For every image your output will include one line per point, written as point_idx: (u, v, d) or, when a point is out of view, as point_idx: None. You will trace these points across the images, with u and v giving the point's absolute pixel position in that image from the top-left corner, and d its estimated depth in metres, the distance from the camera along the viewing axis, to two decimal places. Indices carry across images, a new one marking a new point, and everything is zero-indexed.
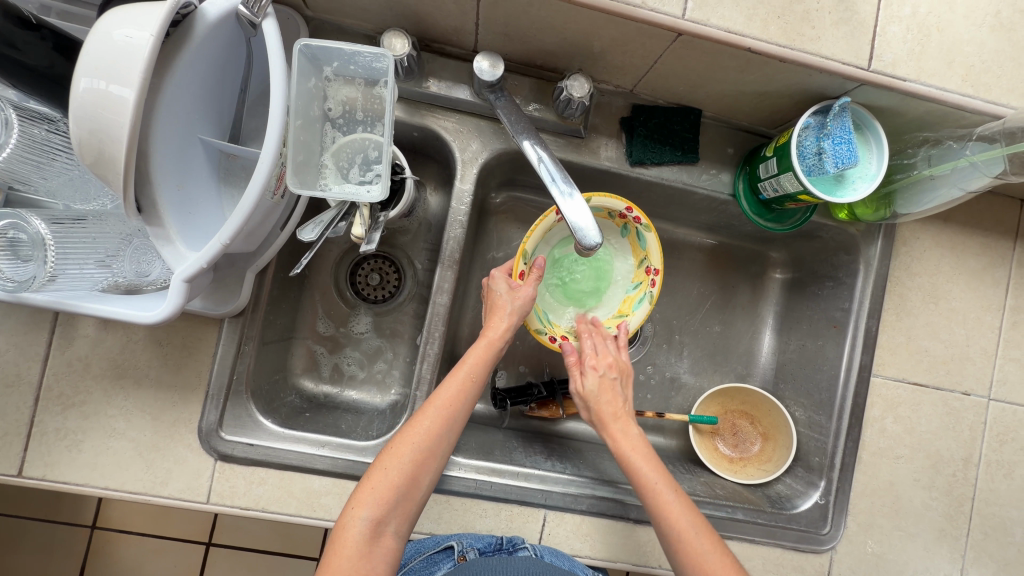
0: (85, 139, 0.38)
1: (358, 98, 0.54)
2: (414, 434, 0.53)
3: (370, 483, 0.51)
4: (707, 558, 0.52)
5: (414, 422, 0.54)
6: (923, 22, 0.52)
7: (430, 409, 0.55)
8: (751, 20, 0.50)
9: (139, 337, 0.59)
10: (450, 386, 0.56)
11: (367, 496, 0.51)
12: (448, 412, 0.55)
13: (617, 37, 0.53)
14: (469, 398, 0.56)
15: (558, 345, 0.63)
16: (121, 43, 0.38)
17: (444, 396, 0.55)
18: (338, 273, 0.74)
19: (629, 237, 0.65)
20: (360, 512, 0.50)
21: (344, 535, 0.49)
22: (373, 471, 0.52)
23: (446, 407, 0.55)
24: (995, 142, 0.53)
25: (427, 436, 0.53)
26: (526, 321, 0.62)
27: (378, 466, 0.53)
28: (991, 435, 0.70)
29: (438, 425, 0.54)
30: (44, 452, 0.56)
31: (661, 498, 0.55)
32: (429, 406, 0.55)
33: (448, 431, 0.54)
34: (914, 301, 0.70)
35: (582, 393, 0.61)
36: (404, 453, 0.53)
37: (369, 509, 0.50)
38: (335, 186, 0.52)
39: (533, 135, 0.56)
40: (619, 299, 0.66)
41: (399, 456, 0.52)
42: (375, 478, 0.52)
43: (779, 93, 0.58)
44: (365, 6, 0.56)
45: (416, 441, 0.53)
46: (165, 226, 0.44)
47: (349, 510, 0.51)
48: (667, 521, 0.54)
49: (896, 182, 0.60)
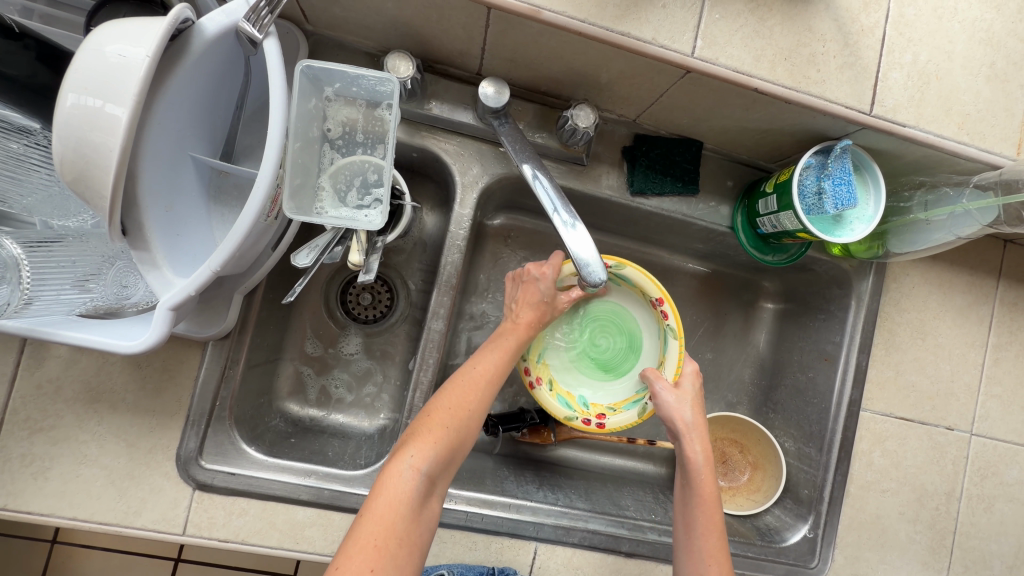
0: (68, 158, 0.36)
1: (359, 119, 0.52)
2: (473, 399, 0.53)
3: (429, 437, 0.49)
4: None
5: (472, 386, 0.54)
6: (923, 69, 0.52)
7: (484, 379, 0.55)
8: (759, 61, 0.50)
9: (117, 359, 0.56)
10: (498, 360, 0.57)
11: (427, 450, 0.48)
12: (495, 386, 0.55)
13: (625, 70, 0.53)
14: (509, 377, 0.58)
15: (595, 426, 0.62)
16: (115, 60, 0.35)
17: (494, 369, 0.56)
18: (328, 291, 0.72)
19: (621, 282, 0.65)
20: (419, 465, 0.48)
21: (400, 488, 0.46)
22: (431, 426, 0.50)
23: (495, 380, 0.55)
24: (989, 192, 0.54)
25: (483, 404, 0.54)
26: (553, 413, 0.62)
27: (438, 421, 0.50)
28: (973, 469, 0.71)
29: (488, 395, 0.54)
30: (7, 480, 0.52)
31: (709, 543, 0.54)
32: (482, 377, 0.55)
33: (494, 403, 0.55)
34: (902, 336, 0.71)
35: (684, 400, 0.59)
36: (463, 416, 0.52)
37: (427, 464, 0.48)
38: (331, 211, 0.50)
39: (536, 161, 0.55)
40: (655, 349, 0.66)
41: (458, 418, 0.51)
42: (436, 434, 0.49)
43: (781, 131, 0.58)
44: (369, 25, 0.55)
45: (473, 407, 0.53)
46: (152, 250, 0.42)
47: (404, 462, 0.47)
48: (708, 566, 0.53)
49: (890, 223, 0.62)
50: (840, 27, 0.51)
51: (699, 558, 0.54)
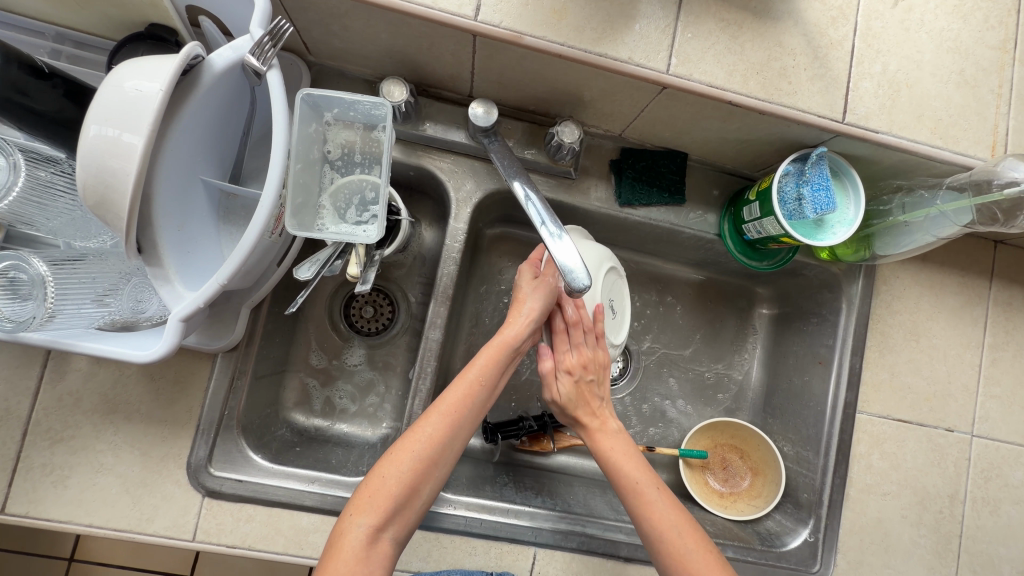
0: (89, 183, 0.40)
1: (356, 141, 0.56)
2: (417, 440, 0.51)
3: (367, 491, 0.50)
4: (691, 558, 0.52)
5: (419, 427, 0.52)
6: (893, 78, 0.55)
7: (436, 412, 0.53)
8: (732, 75, 0.53)
9: (133, 371, 0.59)
10: (458, 389, 0.54)
11: (365, 504, 0.49)
12: (452, 418, 0.53)
13: (606, 88, 0.56)
14: (475, 402, 0.55)
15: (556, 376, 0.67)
16: (133, 95, 0.39)
17: (450, 400, 0.53)
18: (332, 305, 0.75)
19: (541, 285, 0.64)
20: (358, 519, 0.48)
21: (343, 542, 0.47)
22: (369, 479, 0.50)
23: (451, 412, 0.53)
24: (964, 192, 0.56)
25: (430, 442, 0.51)
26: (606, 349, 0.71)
27: (379, 472, 0.50)
28: (976, 471, 0.71)
29: (440, 431, 0.52)
30: (29, 488, 0.55)
31: (634, 498, 0.56)
32: (433, 411, 0.53)
33: (453, 435, 0.53)
34: (895, 338, 0.72)
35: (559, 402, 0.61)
36: (404, 460, 0.51)
37: (367, 516, 0.48)
38: (331, 226, 0.53)
39: (525, 177, 0.57)
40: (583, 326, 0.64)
41: (398, 463, 0.50)
42: (373, 486, 0.50)
43: (760, 141, 0.60)
44: (367, 55, 0.59)
45: (418, 448, 0.51)
46: (165, 267, 0.45)
47: (347, 517, 0.49)
48: (648, 518, 0.54)
49: (874, 226, 0.63)
50: (809, 42, 0.53)
51: (636, 515, 0.55)
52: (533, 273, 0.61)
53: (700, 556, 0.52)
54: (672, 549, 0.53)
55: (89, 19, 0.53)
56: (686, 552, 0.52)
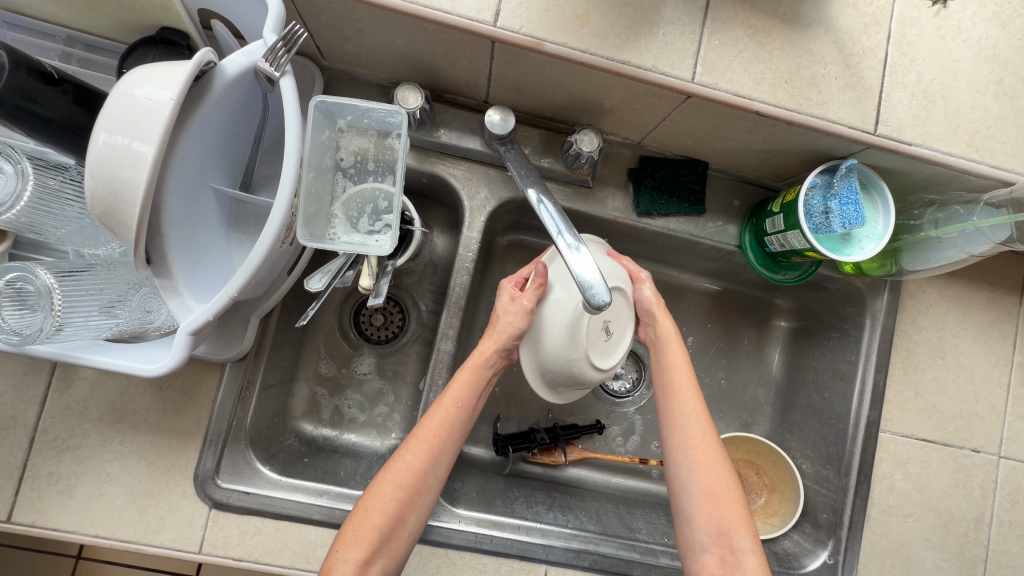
0: (98, 193, 0.38)
1: (370, 148, 0.55)
2: (397, 470, 0.50)
3: (352, 526, 0.48)
4: (722, 466, 0.52)
5: (397, 455, 0.51)
6: (927, 88, 0.52)
7: (415, 439, 0.52)
8: (760, 84, 0.51)
9: (140, 380, 0.58)
10: (435, 415, 0.53)
11: (351, 538, 0.48)
12: (431, 444, 0.51)
13: (627, 96, 0.54)
14: (455, 427, 0.53)
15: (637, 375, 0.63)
16: (142, 103, 0.38)
17: (428, 426, 0.52)
18: (342, 313, 0.74)
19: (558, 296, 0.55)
20: (344, 555, 0.47)
21: None
22: (355, 513, 0.49)
23: (429, 438, 0.52)
24: (1002, 209, 0.54)
25: (411, 472, 0.50)
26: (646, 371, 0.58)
27: (360, 507, 0.49)
28: (1002, 494, 0.68)
29: (421, 458, 0.51)
30: (35, 498, 0.55)
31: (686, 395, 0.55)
32: (413, 438, 0.52)
33: (434, 464, 0.51)
34: (921, 355, 0.69)
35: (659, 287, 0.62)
36: (386, 490, 0.49)
37: (353, 551, 0.47)
38: (343, 237, 0.52)
39: (541, 185, 0.56)
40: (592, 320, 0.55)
41: (380, 495, 0.49)
42: (358, 519, 0.49)
43: (785, 152, 0.59)
44: (381, 60, 0.58)
45: (399, 478, 0.50)
46: (174, 279, 0.44)
47: (334, 553, 0.48)
48: (697, 412, 0.55)
49: (902, 240, 0.61)
50: (841, 50, 0.51)
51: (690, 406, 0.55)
52: (514, 290, 0.58)
53: (727, 469, 0.53)
54: (708, 459, 0.52)
55: (99, 22, 0.52)
56: (720, 457, 0.53)
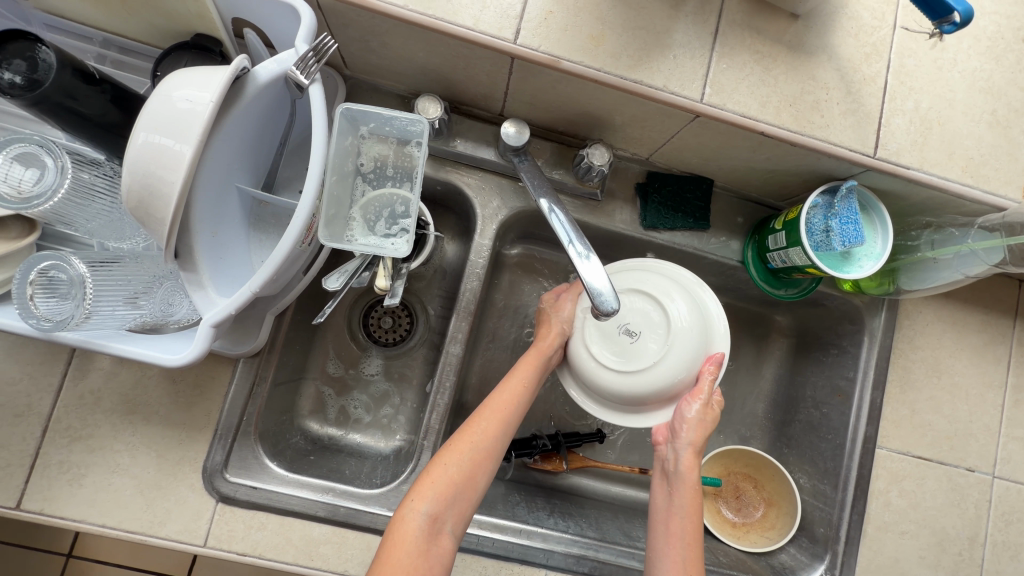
0: (133, 187, 0.40)
1: (390, 155, 0.57)
2: (473, 432, 0.53)
3: (429, 478, 0.50)
4: None
5: (473, 419, 0.54)
6: (925, 116, 0.55)
7: (492, 411, 0.54)
8: (765, 106, 0.53)
9: (154, 373, 0.59)
10: (504, 391, 0.56)
11: (428, 489, 0.49)
12: (503, 415, 0.55)
13: (637, 114, 0.57)
14: (520, 405, 0.56)
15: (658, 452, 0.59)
16: (182, 105, 0.40)
17: (498, 399, 0.55)
18: (351, 315, 0.75)
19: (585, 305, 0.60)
20: (420, 506, 0.48)
21: (403, 529, 0.47)
22: (430, 467, 0.51)
23: (501, 408, 0.55)
24: (995, 232, 0.56)
25: (485, 437, 0.53)
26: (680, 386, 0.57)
27: (440, 464, 0.51)
28: (996, 514, 0.69)
29: (494, 426, 0.54)
30: (44, 486, 0.55)
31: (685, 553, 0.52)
32: (484, 408, 0.55)
33: (504, 433, 0.54)
34: (917, 374, 0.71)
35: (696, 413, 0.56)
36: (463, 450, 0.52)
37: (429, 503, 0.49)
38: (361, 238, 0.54)
39: (553, 196, 0.58)
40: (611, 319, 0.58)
41: (459, 452, 0.51)
42: (434, 473, 0.50)
43: (788, 171, 0.61)
44: (402, 71, 0.60)
45: (474, 441, 0.52)
46: (198, 272, 0.46)
47: (408, 503, 0.49)
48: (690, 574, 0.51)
49: (899, 261, 0.63)
50: (842, 77, 0.54)
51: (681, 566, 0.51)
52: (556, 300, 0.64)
53: None
54: None
55: (135, 27, 0.54)
56: None
